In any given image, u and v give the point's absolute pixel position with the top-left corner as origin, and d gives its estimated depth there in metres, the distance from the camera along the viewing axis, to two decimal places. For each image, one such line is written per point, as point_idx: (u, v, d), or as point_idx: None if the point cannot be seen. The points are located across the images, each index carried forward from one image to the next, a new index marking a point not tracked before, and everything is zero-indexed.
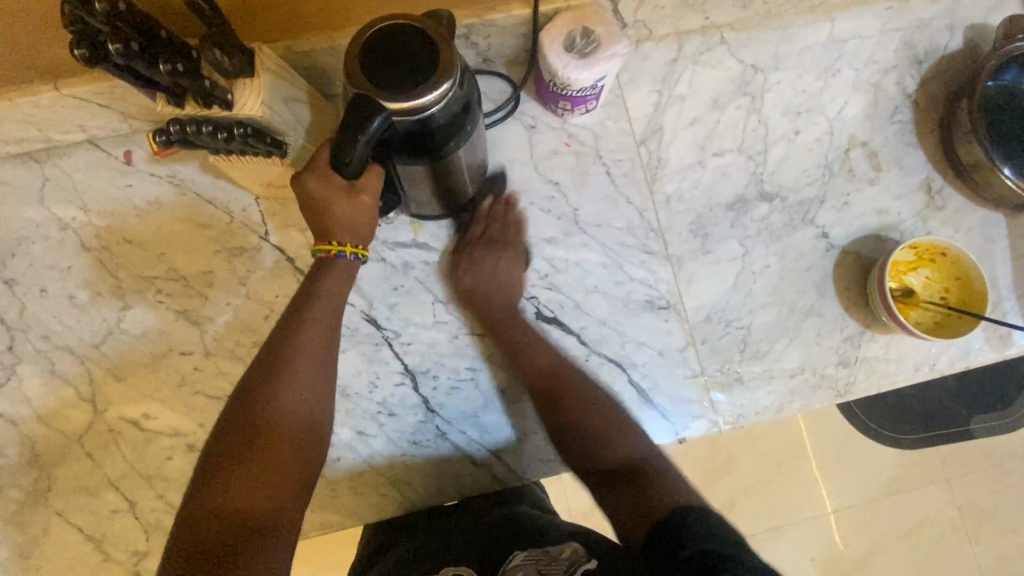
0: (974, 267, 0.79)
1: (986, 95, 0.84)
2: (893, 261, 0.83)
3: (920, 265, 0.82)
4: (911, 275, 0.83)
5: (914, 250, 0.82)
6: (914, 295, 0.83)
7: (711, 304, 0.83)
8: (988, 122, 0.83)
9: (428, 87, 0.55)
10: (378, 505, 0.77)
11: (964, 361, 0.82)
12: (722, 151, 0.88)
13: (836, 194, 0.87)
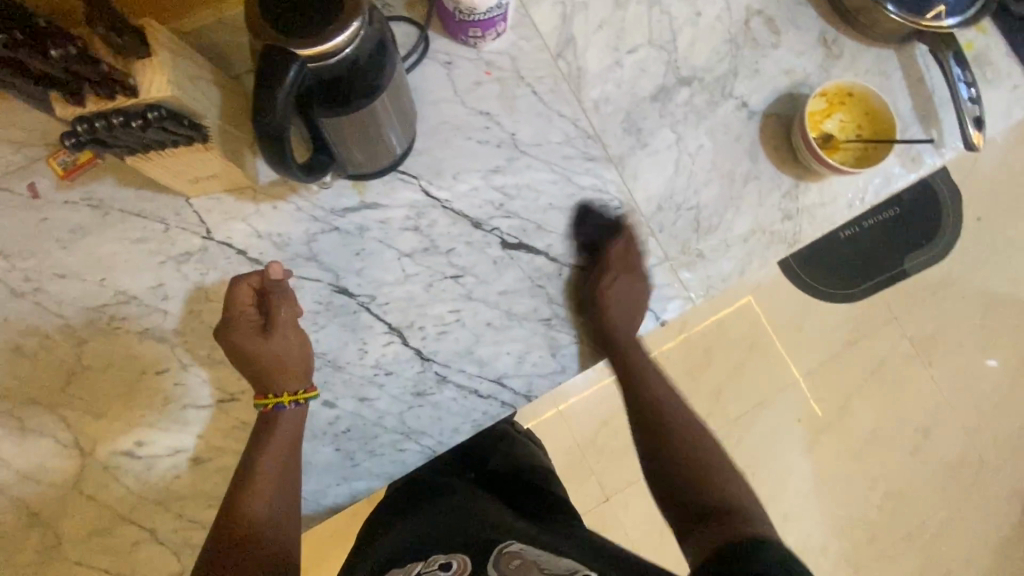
0: (877, 98, 0.88)
1: None
2: (810, 110, 0.91)
3: (832, 110, 0.91)
4: (827, 122, 0.92)
5: (824, 97, 0.91)
6: (834, 139, 0.91)
7: (659, 193, 0.86)
8: None
9: (338, 27, 0.53)
10: (400, 461, 0.79)
11: (886, 188, 0.91)
12: (635, 47, 0.90)
13: (746, 64, 0.92)
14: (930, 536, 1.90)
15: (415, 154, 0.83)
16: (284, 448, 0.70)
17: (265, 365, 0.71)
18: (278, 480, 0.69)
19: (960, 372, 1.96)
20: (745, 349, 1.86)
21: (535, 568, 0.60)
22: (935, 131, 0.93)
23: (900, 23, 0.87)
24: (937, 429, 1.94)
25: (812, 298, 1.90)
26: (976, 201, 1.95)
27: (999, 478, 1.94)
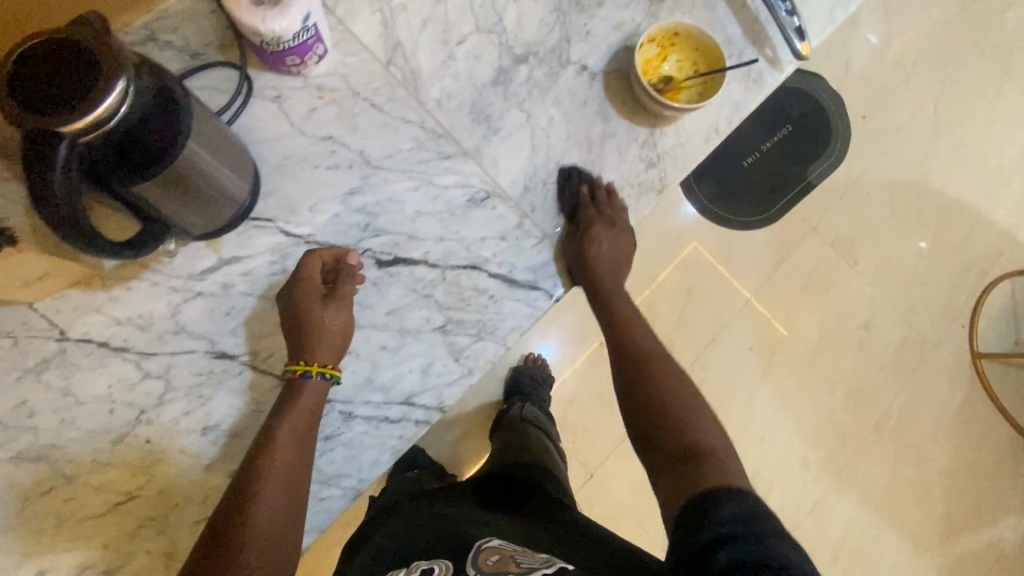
0: (701, 32, 0.90)
1: None
2: (644, 57, 0.93)
3: (665, 52, 0.93)
4: (664, 65, 0.94)
5: (655, 40, 0.92)
6: (675, 80, 0.94)
7: (523, 174, 0.87)
8: None
9: (101, 89, 0.51)
10: (326, 508, 0.76)
11: (738, 115, 0.93)
12: (464, 37, 0.89)
13: (577, 27, 0.92)
14: (895, 422, 1.99)
15: (265, 197, 0.80)
16: (298, 445, 0.68)
17: (309, 329, 0.72)
18: (289, 472, 0.66)
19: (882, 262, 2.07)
20: (683, 292, 1.92)
21: (511, 563, 0.59)
22: (769, 49, 0.96)
23: None
24: (877, 320, 2.04)
25: (728, 230, 1.98)
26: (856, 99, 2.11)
27: (941, 349, 2.06)
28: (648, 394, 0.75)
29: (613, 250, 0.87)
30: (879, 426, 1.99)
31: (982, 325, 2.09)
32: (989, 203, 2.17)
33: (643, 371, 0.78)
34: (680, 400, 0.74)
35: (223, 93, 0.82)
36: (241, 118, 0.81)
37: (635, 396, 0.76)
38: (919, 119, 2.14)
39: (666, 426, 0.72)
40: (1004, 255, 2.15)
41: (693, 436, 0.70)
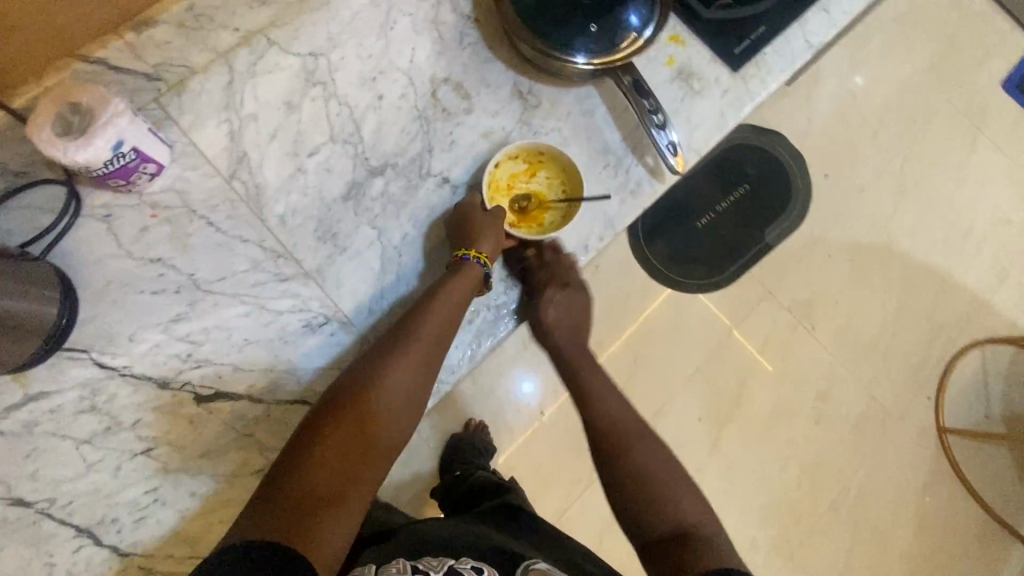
0: (564, 157, 0.87)
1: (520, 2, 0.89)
2: (512, 174, 0.92)
3: (534, 168, 0.91)
4: (534, 180, 0.92)
5: (519, 158, 0.90)
6: (542, 200, 0.92)
7: (369, 297, 0.82)
8: (529, 23, 0.89)
9: None
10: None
11: (612, 231, 0.89)
12: (316, 148, 0.85)
13: (440, 136, 0.88)
14: (853, 499, 1.65)
15: (83, 325, 0.76)
16: (442, 336, 0.77)
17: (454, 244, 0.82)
18: (422, 375, 0.75)
19: (860, 330, 1.72)
20: (628, 359, 1.64)
21: None
22: (650, 158, 0.91)
23: (591, 71, 0.87)
24: (837, 391, 1.69)
25: (682, 295, 1.67)
26: (817, 155, 1.77)
27: (909, 422, 1.70)
28: (636, 474, 0.79)
29: (569, 306, 0.91)
30: (836, 506, 1.64)
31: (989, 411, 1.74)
32: (981, 267, 1.78)
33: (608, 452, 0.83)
34: (617, 434, 0.84)
35: (48, 212, 0.77)
36: (65, 238, 0.77)
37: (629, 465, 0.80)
38: (888, 176, 1.79)
39: (653, 501, 0.77)
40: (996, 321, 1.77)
41: (670, 522, 0.75)
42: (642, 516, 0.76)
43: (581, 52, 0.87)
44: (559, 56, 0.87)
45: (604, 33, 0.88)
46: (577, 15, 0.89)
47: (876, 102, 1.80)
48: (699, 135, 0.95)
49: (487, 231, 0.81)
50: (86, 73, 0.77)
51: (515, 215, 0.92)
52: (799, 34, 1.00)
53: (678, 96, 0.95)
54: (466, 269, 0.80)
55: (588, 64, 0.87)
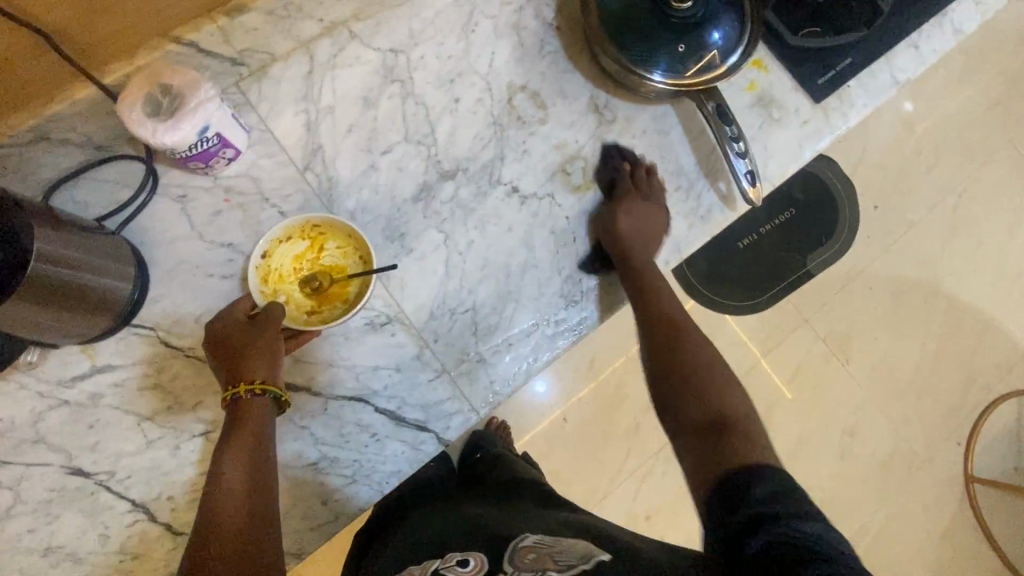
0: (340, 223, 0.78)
1: (606, 10, 0.88)
2: (293, 257, 0.81)
3: (319, 244, 0.81)
4: (324, 256, 0.81)
5: (295, 237, 0.79)
6: (342, 274, 0.81)
7: (431, 300, 0.81)
8: (612, 33, 0.87)
9: None
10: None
11: (678, 256, 0.88)
12: (390, 146, 0.84)
13: (513, 145, 0.87)
14: (872, 540, 1.62)
15: (152, 303, 0.77)
16: (261, 436, 0.66)
17: (225, 354, 0.71)
18: (256, 467, 0.63)
19: (896, 368, 1.69)
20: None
21: (551, 560, 0.57)
22: (723, 184, 0.89)
23: (668, 90, 0.86)
24: (866, 428, 1.65)
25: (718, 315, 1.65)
26: (871, 186, 1.73)
27: (937, 466, 1.66)
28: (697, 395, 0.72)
29: (642, 222, 0.85)
30: (855, 544, 1.61)
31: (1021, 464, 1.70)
32: None
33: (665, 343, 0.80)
34: (700, 368, 0.76)
35: (126, 188, 0.78)
36: (140, 215, 0.78)
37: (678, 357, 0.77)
38: (941, 213, 1.73)
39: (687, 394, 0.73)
40: None
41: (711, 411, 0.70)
42: (692, 416, 0.71)
43: (662, 68, 0.85)
44: (639, 72, 0.85)
45: (689, 54, 0.86)
46: (664, 32, 0.87)
47: (936, 137, 1.75)
48: (774, 165, 0.93)
49: (250, 354, 0.69)
50: (175, 53, 0.74)
51: (314, 300, 0.81)
52: (885, 69, 0.97)
53: (755, 123, 0.93)
54: (239, 409, 0.67)
55: (668, 82, 0.85)
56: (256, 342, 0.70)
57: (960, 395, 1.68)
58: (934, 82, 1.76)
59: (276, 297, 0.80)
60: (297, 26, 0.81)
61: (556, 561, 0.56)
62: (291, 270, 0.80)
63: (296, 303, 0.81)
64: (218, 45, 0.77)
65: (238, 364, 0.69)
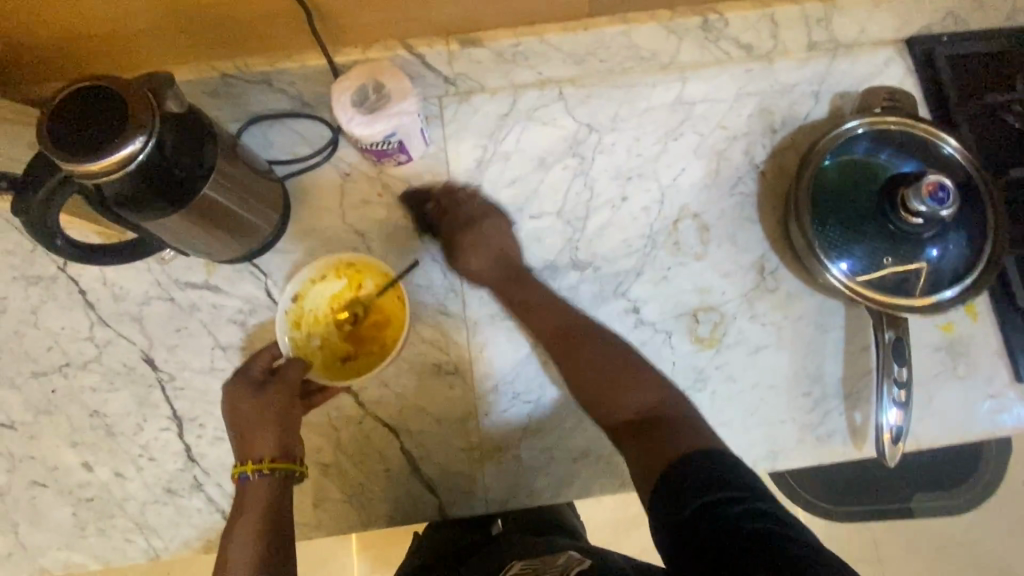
0: (374, 261, 0.78)
1: (822, 179, 0.79)
2: (328, 297, 0.80)
3: (355, 282, 0.80)
4: (359, 294, 0.81)
5: (329, 276, 0.79)
6: (376, 309, 0.80)
7: (500, 375, 0.78)
8: (813, 206, 0.79)
9: (124, 137, 0.55)
10: (121, 551, 0.75)
11: (768, 464, 0.77)
12: (540, 213, 0.83)
13: (656, 267, 0.82)
14: None
15: (275, 252, 0.82)
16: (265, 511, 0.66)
17: (239, 425, 0.70)
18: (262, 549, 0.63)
19: None
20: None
21: None
22: (859, 415, 0.77)
23: (840, 289, 0.76)
24: None
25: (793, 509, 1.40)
26: None
27: None
28: (613, 379, 0.70)
29: (489, 254, 0.79)
30: None
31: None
32: None
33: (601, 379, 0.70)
34: (607, 357, 0.72)
35: (309, 145, 0.84)
36: (307, 173, 0.84)
37: (604, 385, 0.70)
38: None
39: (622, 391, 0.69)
40: None
41: (624, 415, 0.68)
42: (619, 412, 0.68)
43: (845, 265, 0.76)
44: (821, 259, 0.76)
45: (888, 267, 0.76)
46: (875, 229, 0.76)
47: None
48: (929, 425, 0.78)
49: (256, 428, 0.69)
50: (402, 58, 0.78)
51: (348, 344, 0.80)
52: None
53: (932, 368, 0.79)
54: (248, 488, 0.67)
55: (845, 280, 0.75)
56: (263, 412, 0.69)
57: None
58: None
59: (309, 343, 0.79)
60: (515, 73, 0.84)
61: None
62: (325, 311, 0.80)
63: (329, 346, 0.80)
64: (440, 65, 0.80)
65: (243, 442, 0.69)
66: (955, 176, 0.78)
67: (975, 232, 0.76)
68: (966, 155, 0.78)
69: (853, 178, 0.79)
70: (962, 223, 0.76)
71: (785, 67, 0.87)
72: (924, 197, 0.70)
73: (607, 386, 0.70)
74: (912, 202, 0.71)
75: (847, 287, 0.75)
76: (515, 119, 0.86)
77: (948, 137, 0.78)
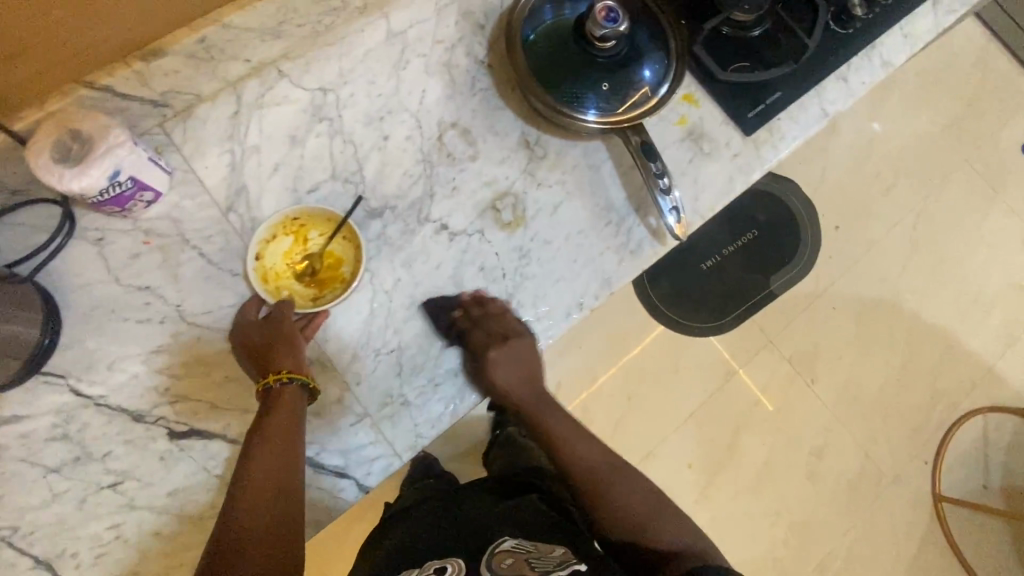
0: (323, 210, 0.78)
1: (533, 46, 0.88)
2: (282, 253, 0.79)
3: (302, 236, 0.80)
4: (309, 245, 0.81)
5: (279, 234, 0.78)
6: (333, 257, 0.81)
7: (353, 341, 0.79)
8: (537, 71, 0.88)
9: None
10: None
11: (607, 290, 0.87)
12: (317, 184, 0.84)
13: (441, 182, 0.87)
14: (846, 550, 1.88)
15: (63, 350, 0.74)
16: (290, 433, 0.69)
17: (257, 348, 0.74)
18: (285, 467, 0.67)
19: (859, 390, 1.98)
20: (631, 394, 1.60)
21: (526, 566, 0.67)
22: (653, 220, 0.90)
23: (588, 125, 0.86)
24: (829, 450, 1.93)
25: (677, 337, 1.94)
26: (829, 210, 2.09)
27: (901, 487, 1.93)
28: (618, 501, 0.78)
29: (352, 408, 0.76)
30: (821, 567, 1.86)
31: (946, 467, 1.95)
32: (989, 334, 2.06)
33: (605, 491, 0.80)
34: (605, 479, 0.81)
35: (44, 231, 0.77)
36: (56, 258, 0.76)
37: (629, 504, 0.78)
38: (899, 229, 2.11)
39: (614, 486, 0.80)
40: (977, 388, 2.02)
41: (669, 543, 0.73)
42: (628, 514, 0.77)
43: (581, 104, 0.87)
44: (562, 108, 0.85)
45: (620, 89, 0.88)
46: (590, 66, 0.88)
47: (884, 158, 2.15)
48: (705, 200, 0.93)
49: (273, 348, 0.73)
50: (89, 97, 0.72)
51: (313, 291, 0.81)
52: (815, 102, 0.99)
53: (684, 157, 0.93)
54: (273, 399, 0.71)
55: (585, 116, 0.86)
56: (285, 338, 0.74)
57: (911, 432, 1.96)
58: (887, 106, 2.19)
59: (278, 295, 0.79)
60: (223, 68, 0.82)
61: (532, 566, 0.66)
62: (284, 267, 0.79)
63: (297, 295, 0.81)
64: (137, 88, 0.75)
65: (268, 360, 0.72)
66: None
67: (652, 29, 0.91)
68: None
69: (554, 35, 0.89)
70: (639, 32, 0.91)
71: None
72: (601, 21, 0.85)
73: (613, 484, 0.80)
74: (596, 30, 0.85)
75: (603, 122, 0.86)
76: (247, 116, 0.85)
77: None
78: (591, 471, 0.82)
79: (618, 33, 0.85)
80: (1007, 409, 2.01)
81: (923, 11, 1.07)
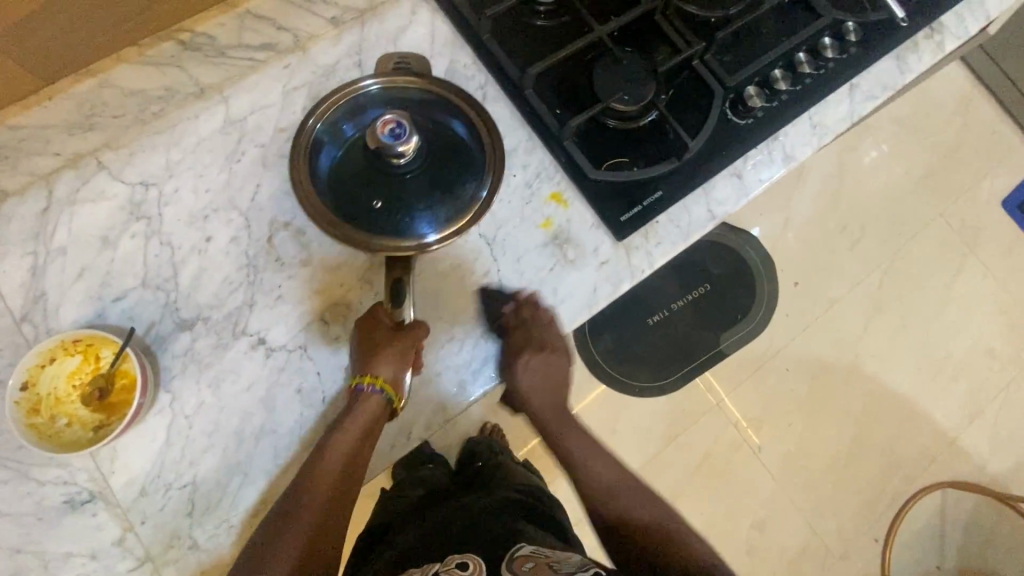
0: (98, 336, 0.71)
1: (331, 162, 0.82)
2: (66, 375, 0.73)
3: (86, 357, 0.73)
4: (96, 367, 0.74)
5: (60, 357, 0.73)
6: (120, 380, 0.74)
7: (144, 474, 0.73)
8: (329, 189, 0.81)
9: None
10: None
11: (441, 417, 0.81)
12: (125, 292, 0.77)
13: (265, 290, 0.79)
14: None
15: None
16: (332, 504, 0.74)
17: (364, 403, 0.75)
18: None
19: (809, 457, 1.86)
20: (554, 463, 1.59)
21: (548, 568, 0.75)
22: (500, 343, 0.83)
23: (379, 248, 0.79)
24: (773, 521, 1.82)
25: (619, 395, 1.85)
26: (791, 265, 1.96)
27: (851, 564, 1.81)
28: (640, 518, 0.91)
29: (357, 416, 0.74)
30: None
31: (898, 545, 1.83)
32: (957, 404, 1.92)
33: (612, 521, 0.92)
34: (639, 521, 0.91)
35: None
36: None
37: (647, 528, 0.90)
38: (864, 286, 1.97)
39: (654, 542, 0.88)
40: (938, 460, 1.88)
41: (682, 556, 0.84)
42: (641, 533, 0.89)
43: (373, 226, 0.80)
44: (348, 235, 0.79)
45: (434, 197, 0.82)
46: (389, 182, 0.81)
47: (856, 209, 2.01)
48: (565, 314, 0.85)
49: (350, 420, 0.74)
50: None
51: (99, 416, 0.74)
52: (701, 202, 0.90)
53: (545, 266, 0.85)
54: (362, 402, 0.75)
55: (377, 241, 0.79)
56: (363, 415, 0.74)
57: (866, 504, 1.84)
58: (861, 152, 2.04)
59: (56, 424, 0.73)
60: None
61: (556, 568, 0.74)
62: (65, 391, 0.73)
63: (81, 422, 0.74)
64: None
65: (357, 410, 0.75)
66: (413, 101, 0.85)
67: (460, 125, 0.85)
68: (385, 80, 0.84)
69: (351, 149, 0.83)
70: (436, 141, 0.84)
71: (321, 49, 0.86)
72: (384, 137, 0.78)
73: (618, 517, 0.92)
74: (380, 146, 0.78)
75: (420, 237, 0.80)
76: (53, 213, 0.78)
77: (362, 80, 0.84)
78: (608, 487, 0.96)
79: (403, 150, 0.79)
80: (972, 486, 1.86)
81: (838, 96, 0.96)
